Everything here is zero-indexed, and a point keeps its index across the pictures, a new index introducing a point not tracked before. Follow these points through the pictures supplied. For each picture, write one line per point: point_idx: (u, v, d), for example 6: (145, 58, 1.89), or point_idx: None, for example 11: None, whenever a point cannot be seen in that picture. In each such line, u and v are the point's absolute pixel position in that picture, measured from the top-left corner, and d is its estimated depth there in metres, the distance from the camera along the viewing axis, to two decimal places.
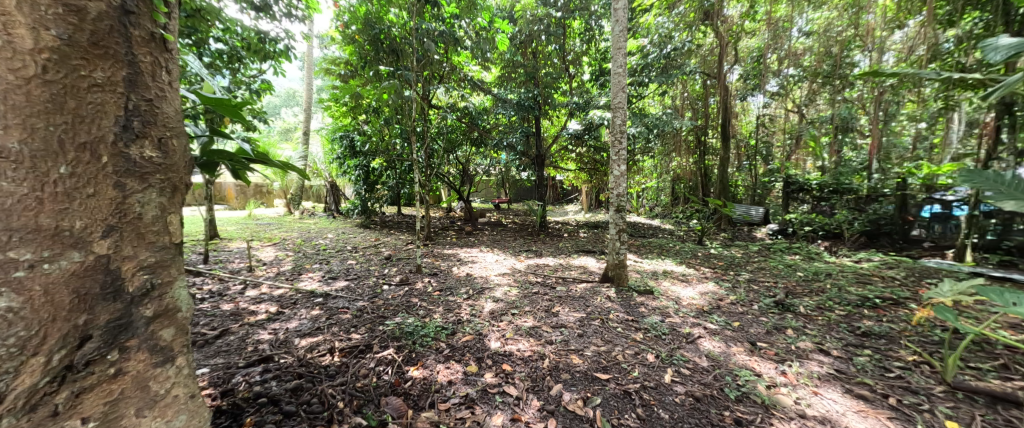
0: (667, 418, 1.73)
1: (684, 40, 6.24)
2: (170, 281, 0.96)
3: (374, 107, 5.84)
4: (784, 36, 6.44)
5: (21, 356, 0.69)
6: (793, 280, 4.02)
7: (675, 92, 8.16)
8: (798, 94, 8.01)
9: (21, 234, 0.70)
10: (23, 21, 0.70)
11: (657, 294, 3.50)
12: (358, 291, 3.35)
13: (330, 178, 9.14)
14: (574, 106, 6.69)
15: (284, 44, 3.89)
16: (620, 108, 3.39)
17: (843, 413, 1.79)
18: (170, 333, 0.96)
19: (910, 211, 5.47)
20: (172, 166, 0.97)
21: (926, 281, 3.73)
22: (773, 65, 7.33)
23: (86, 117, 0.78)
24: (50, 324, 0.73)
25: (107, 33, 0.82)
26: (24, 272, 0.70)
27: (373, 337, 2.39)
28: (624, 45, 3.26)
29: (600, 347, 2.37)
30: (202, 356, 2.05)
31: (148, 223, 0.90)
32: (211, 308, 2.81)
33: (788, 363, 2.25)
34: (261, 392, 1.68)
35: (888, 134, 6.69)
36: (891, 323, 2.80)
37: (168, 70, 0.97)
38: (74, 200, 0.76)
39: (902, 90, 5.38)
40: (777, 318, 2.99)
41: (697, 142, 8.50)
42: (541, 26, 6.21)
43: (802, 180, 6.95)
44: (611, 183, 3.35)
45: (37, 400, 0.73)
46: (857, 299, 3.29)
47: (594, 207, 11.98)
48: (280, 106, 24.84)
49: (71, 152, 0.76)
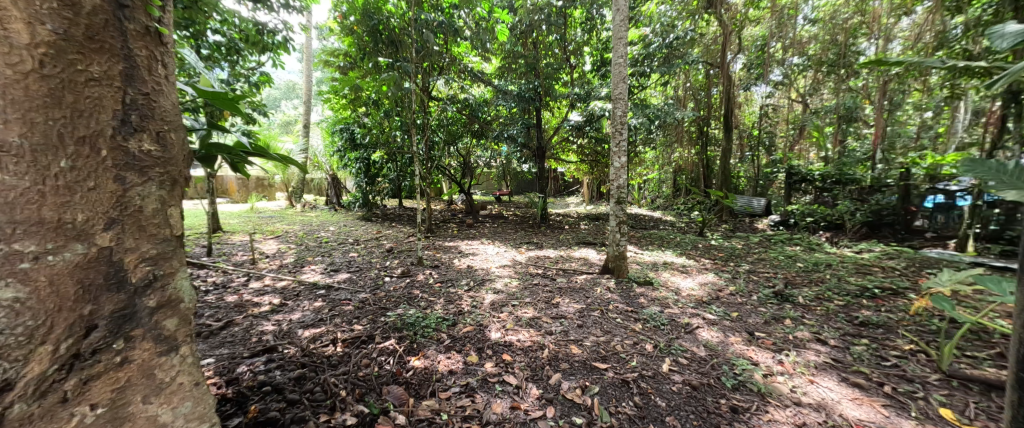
0: (664, 406, 1.76)
1: (687, 29, 6.18)
2: (172, 272, 0.97)
3: (374, 99, 5.88)
4: (788, 25, 6.41)
5: (29, 345, 0.71)
6: (793, 271, 4.03)
7: (678, 82, 8.11)
8: (803, 84, 7.97)
9: (25, 227, 0.70)
10: (19, 16, 0.69)
11: (657, 285, 3.53)
12: (359, 284, 3.38)
13: (332, 171, 9.13)
14: (575, 97, 6.66)
15: (282, 36, 3.83)
16: (620, 99, 3.38)
17: (839, 400, 1.82)
18: (173, 323, 0.97)
19: (913, 202, 5.40)
20: (171, 160, 0.97)
21: (926, 271, 3.73)
22: (778, 53, 7.25)
23: (84, 112, 0.79)
24: (56, 314, 0.74)
25: (102, 27, 0.82)
26: (29, 264, 0.71)
27: (375, 328, 2.43)
28: (625, 34, 3.22)
29: (599, 338, 2.40)
30: (208, 346, 2.09)
31: (149, 216, 0.91)
32: (215, 300, 2.85)
33: (785, 353, 2.28)
34: (265, 381, 1.72)
35: (893, 124, 6.64)
36: (889, 313, 2.82)
37: (164, 64, 0.97)
38: (75, 194, 0.77)
39: (908, 77, 5.34)
40: (775, 308, 3.02)
41: (699, 133, 8.44)
42: (542, 16, 6.00)
43: (804, 170, 6.92)
44: (612, 174, 3.32)
45: (47, 387, 0.74)
46: (856, 290, 3.31)
47: (596, 200, 11.94)
48: (279, 98, 24.56)
49: (71, 146, 0.77)
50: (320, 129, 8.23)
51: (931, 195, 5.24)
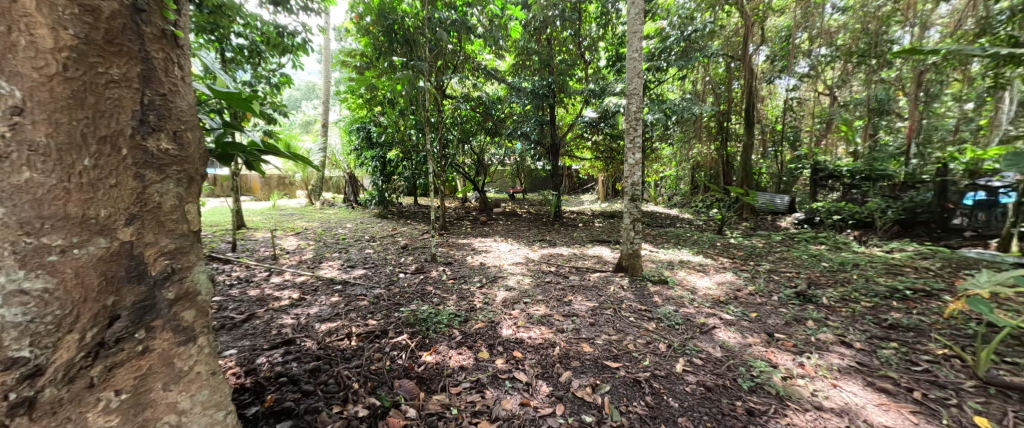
0: (677, 407, 1.72)
1: (707, 21, 6.00)
2: (189, 266, 1.02)
3: (389, 99, 5.96)
4: (815, 14, 6.14)
5: (58, 333, 0.75)
6: (817, 271, 3.87)
7: (697, 76, 7.92)
8: (831, 75, 7.62)
9: (52, 222, 0.74)
10: (43, 21, 0.73)
11: (673, 284, 3.46)
12: (375, 279, 3.46)
13: (349, 170, 9.33)
14: (589, 93, 6.56)
15: (301, 37, 3.91)
16: (635, 94, 3.32)
17: (864, 405, 1.74)
18: (190, 314, 1.01)
19: (951, 199, 5.10)
20: (187, 158, 1.02)
21: (963, 272, 3.52)
22: (803, 44, 6.94)
23: (105, 112, 0.83)
24: (81, 304, 0.78)
25: (120, 31, 0.85)
26: (57, 257, 0.74)
27: (388, 322, 2.48)
28: (641, 28, 3.15)
29: (611, 336, 2.38)
30: (231, 338, 2.18)
31: (167, 212, 0.95)
32: (239, 294, 2.97)
33: (806, 355, 2.20)
34: (282, 372, 1.78)
35: (929, 116, 6.27)
36: (921, 315, 2.67)
37: (180, 66, 1.02)
38: (98, 191, 0.81)
39: (947, 67, 5.03)
40: (797, 309, 2.91)
41: (718, 128, 8.20)
42: (556, 12, 5.89)
43: (831, 166, 6.63)
44: (626, 171, 3.25)
45: (75, 372, 0.79)
46: (885, 291, 3.15)
47: (612, 197, 11.79)
48: (300, 99, 25.27)
49: (93, 146, 0.81)
50: (338, 128, 8.41)
51: (971, 191, 4.95)
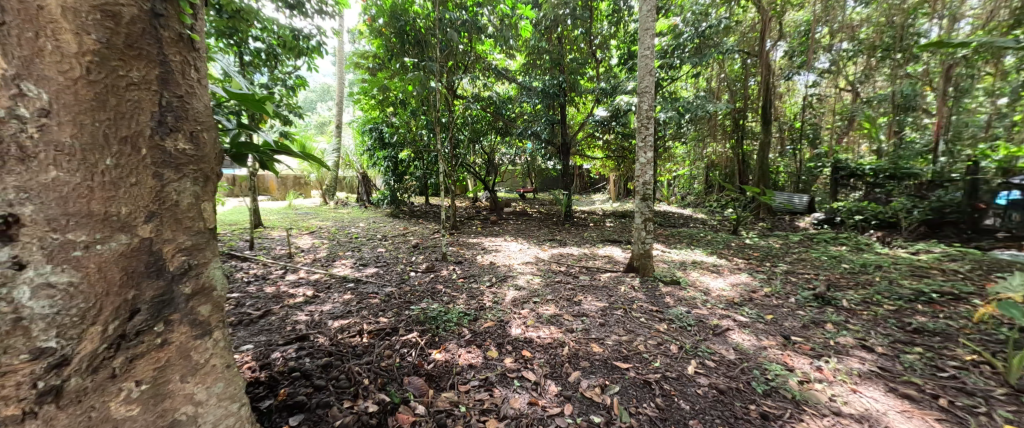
0: (689, 409, 1.70)
1: (722, 17, 5.87)
2: (205, 262, 1.05)
3: (401, 99, 6.03)
4: (836, 8, 5.95)
5: (82, 325, 0.78)
6: (837, 272, 3.76)
7: (712, 74, 7.76)
8: (853, 71, 7.37)
9: (76, 218, 0.78)
10: (68, 27, 0.77)
11: (686, 284, 3.40)
12: (386, 278, 3.50)
13: (362, 170, 9.48)
14: (601, 91, 6.50)
15: (316, 40, 3.99)
16: (647, 92, 3.28)
17: (885, 412, 1.68)
18: (207, 309, 1.04)
19: (982, 199, 4.80)
20: (203, 158, 1.05)
21: (995, 275, 3.36)
22: (823, 39, 6.74)
23: (126, 114, 0.86)
24: (104, 298, 0.82)
25: (139, 35, 0.89)
26: (81, 252, 0.78)
27: (399, 320, 2.51)
28: (653, 25, 3.11)
29: (622, 337, 2.35)
30: (248, 334, 2.24)
31: (185, 210, 0.99)
32: (256, 291, 3.05)
33: (825, 359, 2.13)
34: (295, 367, 1.82)
35: (959, 112, 6.00)
36: (949, 320, 2.56)
37: (196, 68, 1.05)
38: (119, 189, 0.85)
39: (977, 60, 4.81)
40: (816, 311, 2.83)
41: (734, 126, 8.02)
42: (566, 10, 5.87)
43: (853, 165, 6.41)
44: (638, 170, 3.21)
45: (98, 363, 0.82)
46: (909, 294, 3.03)
47: (624, 197, 11.66)
48: (315, 100, 25.80)
49: (115, 146, 0.84)
50: (351, 129, 8.56)
51: (1004, 190, 4.64)
